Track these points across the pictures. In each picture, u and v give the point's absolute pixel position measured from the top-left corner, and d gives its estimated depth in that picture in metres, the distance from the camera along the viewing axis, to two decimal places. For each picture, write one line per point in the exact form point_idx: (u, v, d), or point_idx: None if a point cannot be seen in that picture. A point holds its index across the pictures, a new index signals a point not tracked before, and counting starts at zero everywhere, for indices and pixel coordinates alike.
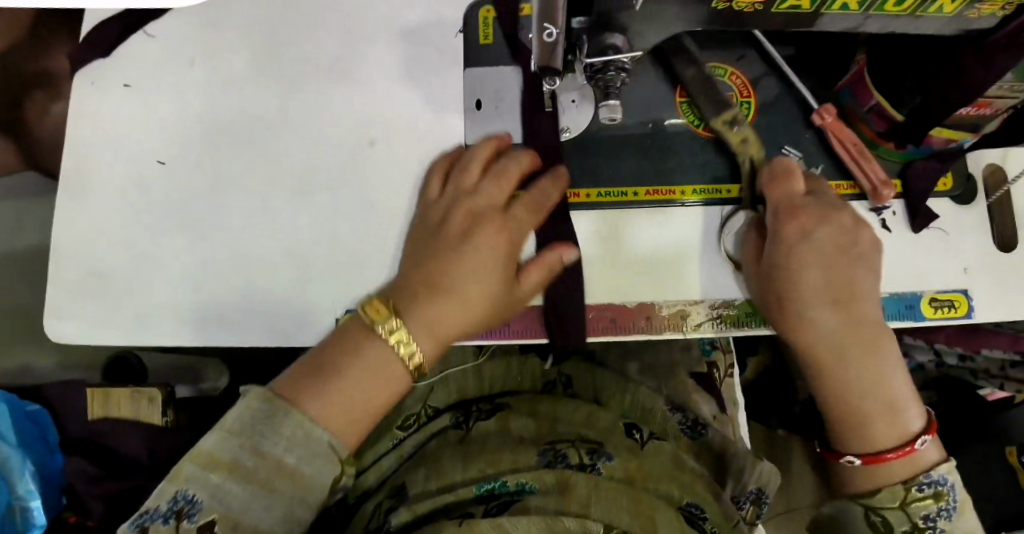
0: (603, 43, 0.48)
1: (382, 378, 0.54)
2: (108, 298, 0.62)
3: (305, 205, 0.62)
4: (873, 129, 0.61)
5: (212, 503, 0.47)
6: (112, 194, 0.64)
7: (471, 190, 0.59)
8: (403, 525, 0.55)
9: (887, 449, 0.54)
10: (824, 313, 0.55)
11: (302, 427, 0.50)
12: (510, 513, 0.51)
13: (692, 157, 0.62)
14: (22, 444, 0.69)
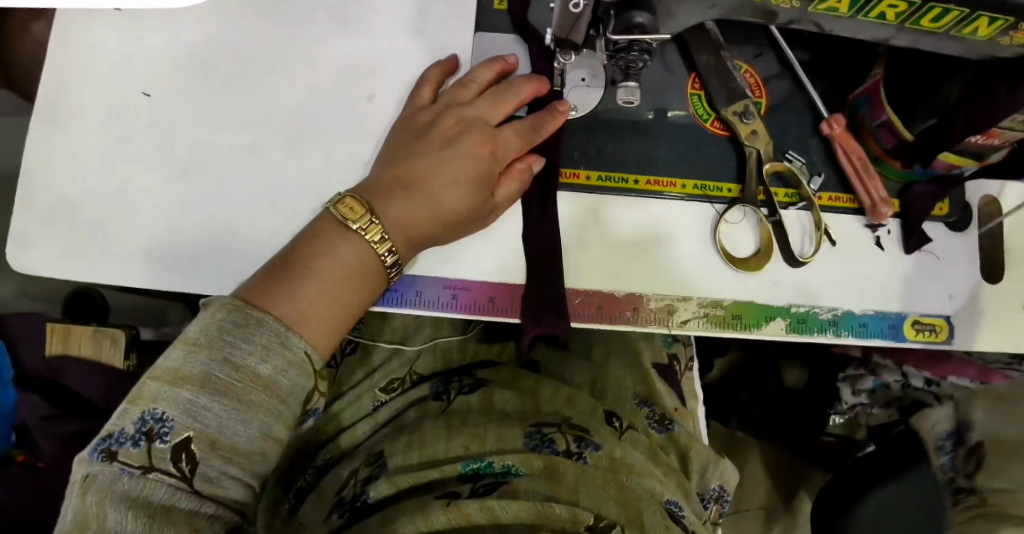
0: (627, 19, 0.45)
1: (354, 278, 0.50)
2: (78, 231, 0.59)
3: (293, 157, 0.59)
4: (881, 146, 0.59)
5: (186, 423, 0.42)
6: (91, 122, 0.61)
7: (466, 103, 0.56)
8: (383, 498, 0.54)
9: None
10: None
11: (274, 332, 0.45)
12: (498, 495, 0.50)
13: (698, 151, 0.60)
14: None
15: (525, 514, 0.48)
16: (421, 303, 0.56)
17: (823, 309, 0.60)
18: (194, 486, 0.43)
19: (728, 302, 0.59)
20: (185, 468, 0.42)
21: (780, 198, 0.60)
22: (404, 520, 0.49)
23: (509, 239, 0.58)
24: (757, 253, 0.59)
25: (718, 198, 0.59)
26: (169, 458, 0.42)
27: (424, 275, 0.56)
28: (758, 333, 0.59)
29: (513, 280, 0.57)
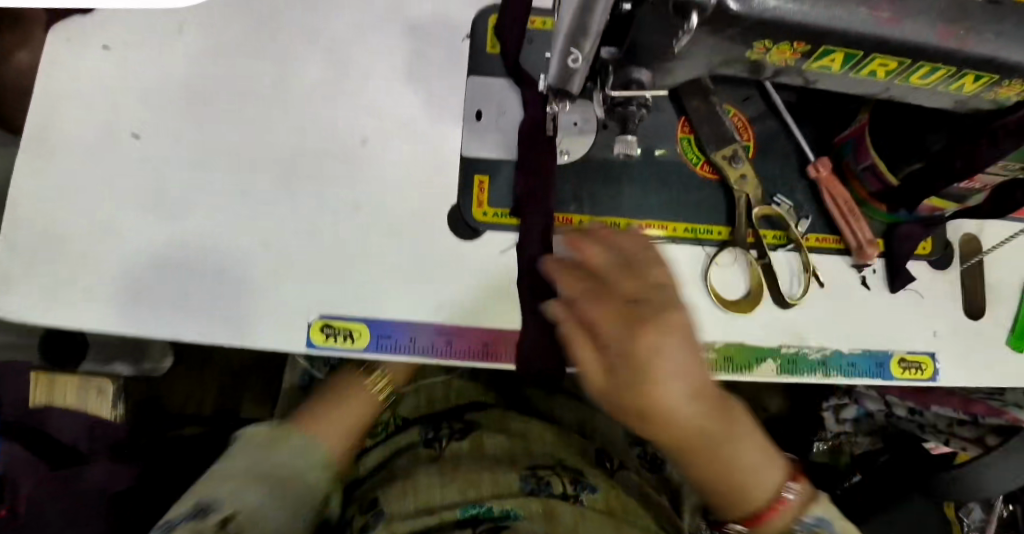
0: (626, 75, 0.43)
1: (357, 409, 0.66)
2: (62, 272, 0.58)
3: (282, 201, 0.58)
4: (867, 189, 0.61)
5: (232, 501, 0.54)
6: (77, 163, 0.60)
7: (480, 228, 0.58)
8: None
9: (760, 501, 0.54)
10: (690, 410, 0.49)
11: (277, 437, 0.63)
12: None
13: (687, 194, 0.60)
14: None
15: None
16: (414, 349, 0.56)
17: (811, 351, 0.61)
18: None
19: (719, 345, 0.59)
20: None
21: (768, 240, 0.61)
22: None
23: (503, 282, 0.58)
24: (747, 295, 0.60)
25: (708, 240, 0.60)
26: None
27: (418, 322, 0.56)
28: (748, 375, 0.59)
29: (507, 326, 0.57)
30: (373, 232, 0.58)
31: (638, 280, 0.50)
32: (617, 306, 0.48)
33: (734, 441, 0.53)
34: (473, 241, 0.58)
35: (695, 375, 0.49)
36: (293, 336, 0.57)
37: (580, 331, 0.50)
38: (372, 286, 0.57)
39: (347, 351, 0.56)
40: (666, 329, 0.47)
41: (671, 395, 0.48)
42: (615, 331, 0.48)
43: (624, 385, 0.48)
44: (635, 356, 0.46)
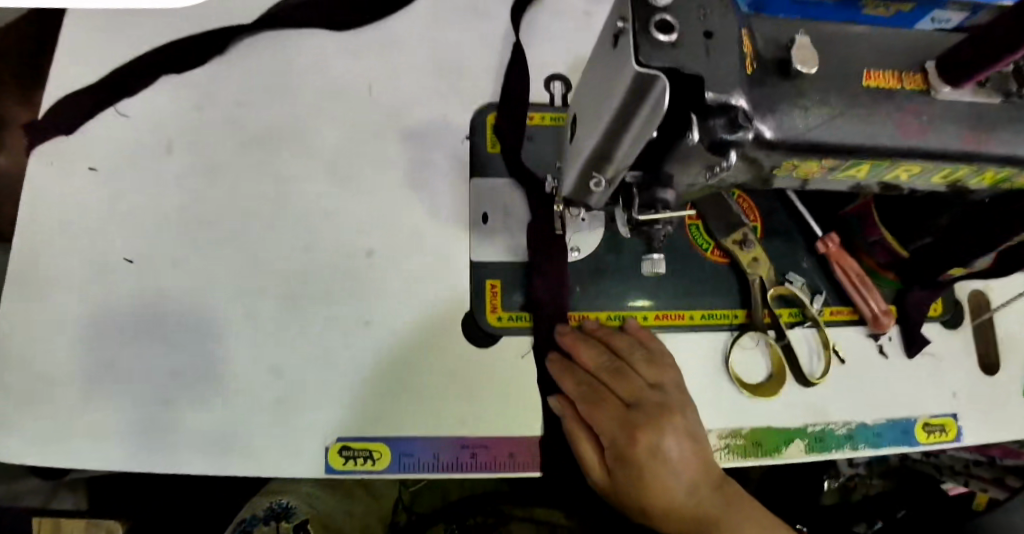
0: (651, 195, 0.42)
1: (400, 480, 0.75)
2: (61, 411, 0.55)
3: (291, 321, 0.57)
4: (876, 261, 0.61)
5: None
6: (70, 293, 0.58)
7: (493, 334, 0.57)
8: None
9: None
10: (691, 500, 0.51)
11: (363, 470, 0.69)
12: None
13: (700, 280, 0.60)
14: None
15: None
16: (439, 465, 0.54)
17: (837, 426, 0.61)
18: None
19: (746, 430, 0.58)
20: None
21: (784, 318, 0.61)
22: None
23: (524, 386, 0.56)
24: (769, 378, 0.59)
25: (725, 325, 0.59)
26: None
27: (440, 435, 0.55)
28: (778, 458, 0.58)
29: (532, 432, 0.56)
30: (388, 346, 0.56)
31: (635, 378, 0.53)
32: (614, 407, 0.52)
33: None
34: (489, 347, 0.57)
35: (694, 467, 0.51)
36: (311, 463, 0.54)
37: (581, 429, 0.53)
38: (389, 400, 0.55)
39: (368, 473, 0.54)
40: (661, 427, 0.50)
41: (671, 489, 0.50)
42: (614, 430, 0.51)
43: (624, 479, 0.51)
44: (630, 454, 0.50)
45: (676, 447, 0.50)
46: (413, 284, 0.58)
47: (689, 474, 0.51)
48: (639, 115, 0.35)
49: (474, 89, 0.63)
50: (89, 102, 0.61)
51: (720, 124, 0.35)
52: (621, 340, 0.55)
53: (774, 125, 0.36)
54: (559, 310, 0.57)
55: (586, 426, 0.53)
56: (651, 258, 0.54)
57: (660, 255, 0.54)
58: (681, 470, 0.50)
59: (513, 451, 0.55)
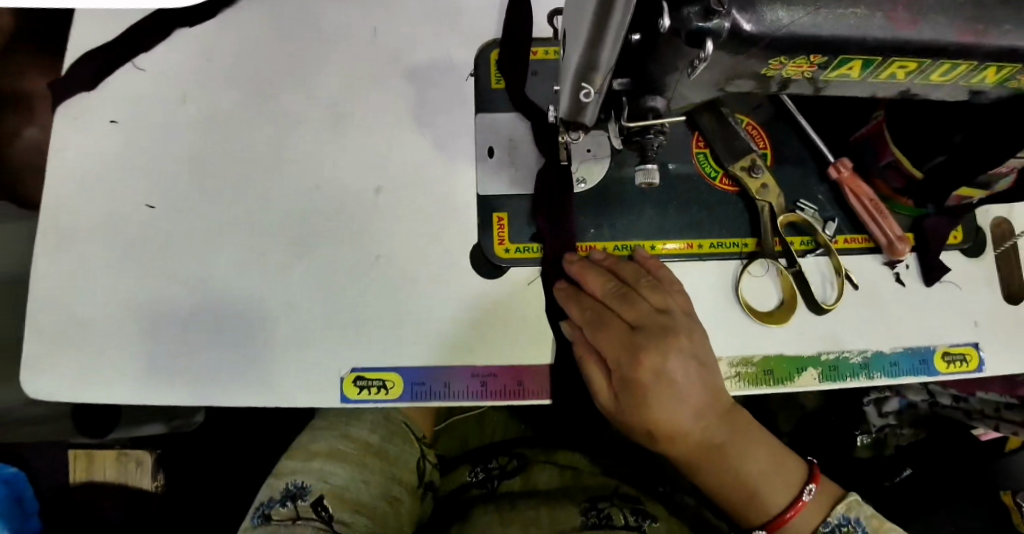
0: (642, 106, 0.44)
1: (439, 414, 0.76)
2: (90, 353, 0.58)
3: (301, 259, 0.58)
4: (891, 186, 0.60)
5: (322, 483, 0.59)
6: (97, 240, 0.60)
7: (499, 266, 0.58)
8: None
9: (783, 508, 0.53)
10: (697, 423, 0.52)
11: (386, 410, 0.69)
12: None
13: (709, 210, 0.60)
14: None
15: None
16: (449, 394, 0.55)
17: (851, 354, 0.60)
18: (334, 527, 0.55)
19: (758, 359, 0.58)
20: (324, 513, 0.56)
21: (796, 247, 0.60)
22: None
23: (530, 313, 0.57)
24: (780, 304, 0.59)
25: (735, 253, 0.59)
26: (311, 510, 0.56)
27: (450, 365, 0.56)
28: (791, 386, 0.58)
29: (541, 361, 0.56)
30: (397, 282, 0.57)
31: (640, 302, 0.53)
32: (619, 329, 0.52)
33: (747, 451, 0.53)
34: (495, 279, 0.57)
35: (699, 390, 0.51)
36: (326, 395, 0.56)
37: (589, 355, 0.53)
38: (400, 332, 0.56)
39: (381, 401, 0.56)
40: (665, 349, 0.51)
41: (676, 411, 0.51)
42: (619, 353, 0.52)
43: (630, 402, 0.51)
44: (635, 376, 0.51)
45: (680, 370, 0.51)
46: (422, 220, 0.59)
47: (694, 397, 0.51)
48: (616, 10, 0.35)
49: (478, 29, 0.63)
50: (105, 58, 0.63)
51: (694, 12, 0.36)
52: (626, 268, 0.55)
53: (752, 19, 0.36)
54: (566, 237, 0.57)
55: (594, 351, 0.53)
56: (645, 169, 0.53)
57: (653, 165, 0.52)
58: (687, 392, 0.51)
59: (521, 381, 0.56)
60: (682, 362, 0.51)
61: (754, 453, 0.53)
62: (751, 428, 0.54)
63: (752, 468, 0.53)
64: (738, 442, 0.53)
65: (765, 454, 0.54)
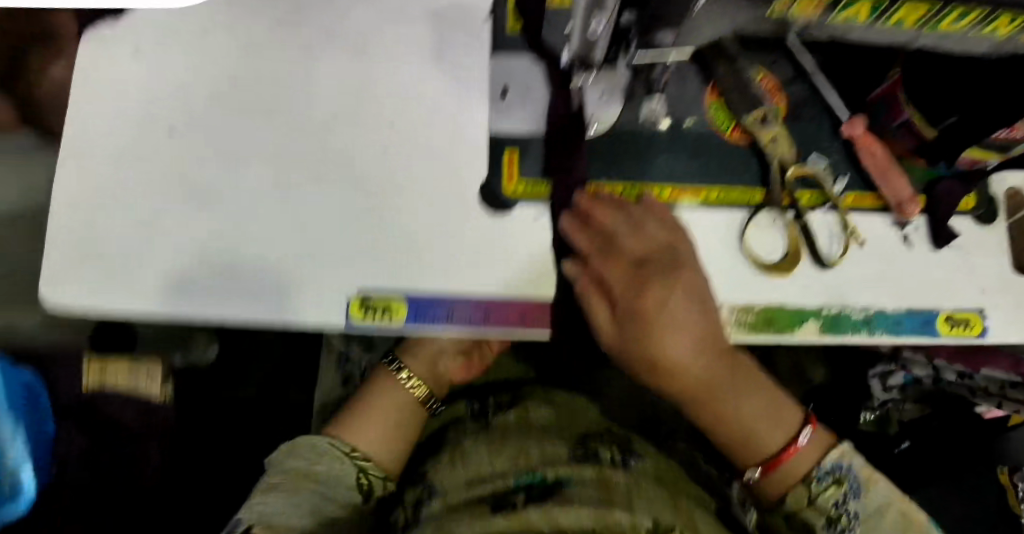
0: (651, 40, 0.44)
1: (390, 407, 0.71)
2: (106, 273, 0.58)
3: (314, 188, 0.59)
4: (903, 147, 0.60)
5: (258, 514, 0.57)
6: (115, 160, 0.60)
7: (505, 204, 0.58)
8: (455, 503, 0.59)
9: (778, 449, 0.57)
10: (701, 366, 0.54)
11: (309, 441, 0.65)
12: (552, 502, 0.54)
13: (718, 159, 0.60)
14: (14, 417, 0.61)
15: (589, 518, 0.52)
16: (452, 323, 0.57)
17: (853, 310, 0.60)
18: None
19: (759, 307, 0.58)
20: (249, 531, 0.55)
21: (805, 201, 0.60)
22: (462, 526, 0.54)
23: (535, 249, 0.58)
24: (785, 255, 0.59)
25: (743, 204, 0.59)
26: None
27: (454, 295, 0.57)
28: (790, 337, 0.58)
29: (544, 297, 0.57)
30: (406, 215, 0.58)
31: (626, 249, 0.55)
32: (630, 269, 0.55)
33: (746, 395, 0.57)
34: (502, 217, 0.58)
35: (702, 330, 0.54)
36: (334, 319, 0.57)
37: (595, 298, 0.55)
38: (408, 262, 0.58)
39: (386, 326, 0.57)
40: (674, 289, 0.53)
41: (677, 352, 0.53)
42: (624, 299, 0.54)
43: (638, 348, 0.54)
44: (641, 316, 0.53)
45: (688, 309, 0.53)
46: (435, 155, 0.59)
47: (702, 336, 0.54)
48: None
49: None
50: None
51: None
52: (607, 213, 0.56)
53: None
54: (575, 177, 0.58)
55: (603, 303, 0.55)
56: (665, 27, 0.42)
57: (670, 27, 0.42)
58: (693, 332, 0.54)
59: (523, 316, 0.57)
60: (691, 301, 0.54)
61: (751, 395, 0.57)
62: (749, 369, 0.57)
63: (747, 409, 0.57)
64: (739, 384, 0.57)
65: (761, 397, 0.58)
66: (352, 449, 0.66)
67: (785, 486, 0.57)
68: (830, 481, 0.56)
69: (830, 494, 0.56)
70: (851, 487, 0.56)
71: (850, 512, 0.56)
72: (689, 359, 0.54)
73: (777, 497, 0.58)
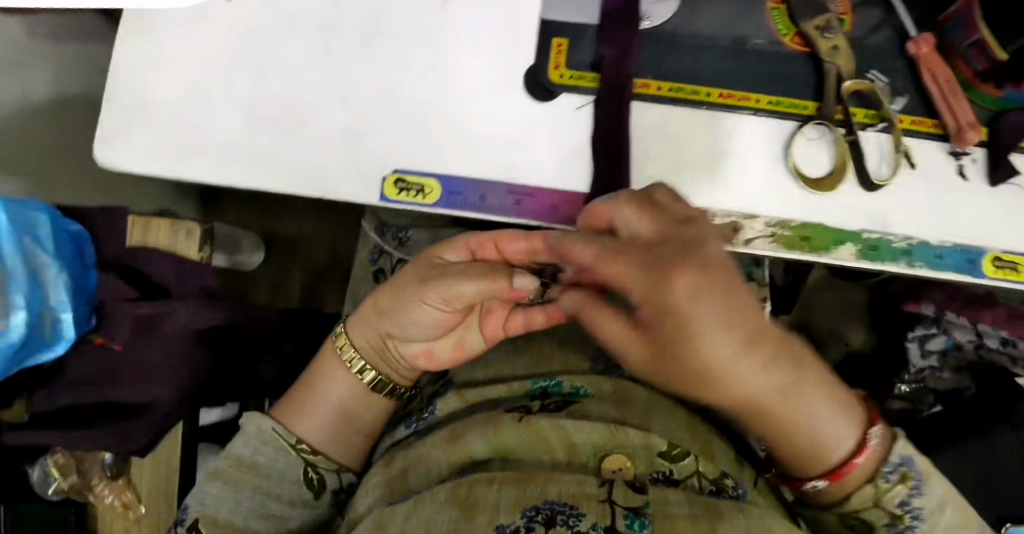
0: None
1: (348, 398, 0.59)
2: (158, 129, 0.59)
3: (360, 60, 0.59)
4: (972, 68, 0.57)
5: (202, 503, 0.53)
6: (174, 18, 0.61)
7: (550, 92, 0.58)
8: (450, 413, 0.52)
9: (839, 462, 0.49)
10: (744, 370, 0.41)
11: (255, 422, 0.55)
12: (567, 413, 0.48)
13: (775, 65, 0.58)
14: (60, 258, 0.65)
15: (597, 440, 0.46)
16: (485, 207, 0.57)
17: (895, 237, 0.58)
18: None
19: (796, 224, 0.57)
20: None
21: (858, 119, 0.58)
22: (473, 433, 0.48)
23: (573, 139, 0.58)
24: (830, 173, 0.57)
25: (793, 114, 0.57)
26: None
27: (491, 179, 0.57)
28: (827, 256, 0.57)
29: (579, 188, 0.57)
30: (449, 94, 0.58)
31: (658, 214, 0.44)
32: (634, 250, 0.42)
33: (809, 394, 0.46)
34: (547, 103, 0.58)
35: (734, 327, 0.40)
36: (367, 189, 0.58)
37: (600, 311, 0.45)
38: (447, 142, 0.58)
39: (417, 205, 0.57)
40: (693, 274, 0.39)
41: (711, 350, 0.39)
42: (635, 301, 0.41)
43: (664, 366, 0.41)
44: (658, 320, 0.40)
45: (716, 299, 0.39)
46: (485, 38, 0.59)
47: (746, 322, 0.40)
48: None
49: None
50: None
51: None
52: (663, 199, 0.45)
53: None
54: (622, 76, 0.56)
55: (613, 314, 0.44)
56: None
57: None
58: (730, 333, 0.40)
59: (553, 207, 0.57)
60: (716, 286, 0.39)
61: (809, 406, 0.46)
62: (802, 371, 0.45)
63: (802, 420, 0.46)
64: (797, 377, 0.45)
65: (830, 402, 0.47)
66: (296, 442, 0.56)
67: (843, 490, 0.50)
68: (894, 479, 0.49)
69: (893, 493, 0.49)
70: (917, 484, 0.49)
71: (914, 510, 0.49)
72: (730, 370, 0.41)
73: (837, 500, 0.51)
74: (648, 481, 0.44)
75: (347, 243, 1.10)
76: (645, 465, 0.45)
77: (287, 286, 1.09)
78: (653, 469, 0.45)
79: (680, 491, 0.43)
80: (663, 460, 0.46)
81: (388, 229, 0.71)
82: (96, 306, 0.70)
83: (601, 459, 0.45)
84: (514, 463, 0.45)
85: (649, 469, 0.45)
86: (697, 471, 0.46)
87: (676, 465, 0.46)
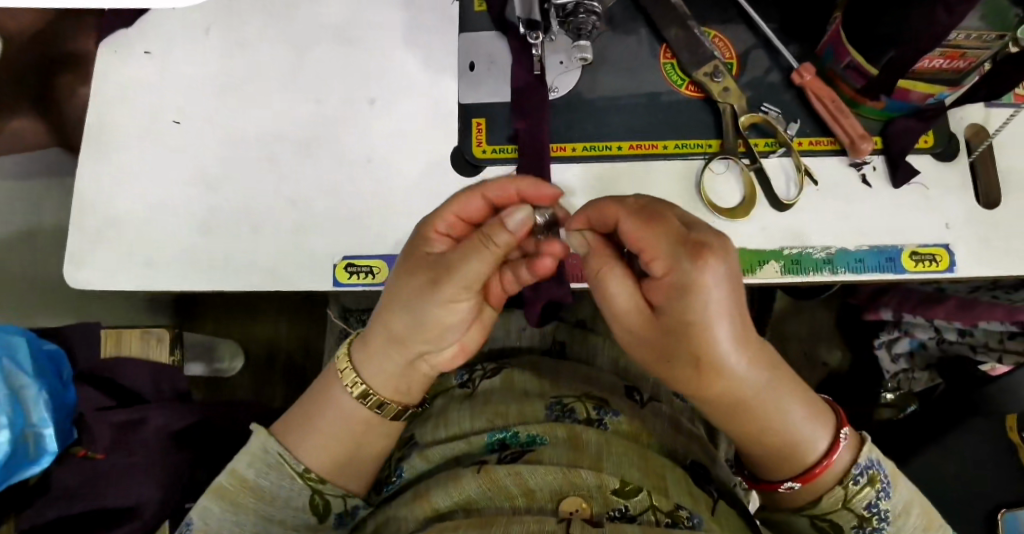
0: None
1: (346, 433, 0.53)
2: (130, 242, 0.64)
3: (305, 162, 0.65)
4: (853, 87, 0.62)
5: (206, 522, 0.49)
6: (129, 146, 0.66)
7: (476, 166, 0.64)
8: (416, 476, 0.55)
9: (810, 462, 0.47)
10: (745, 369, 0.44)
11: (258, 442, 0.51)
12: (524, 461, 0.51)
13: (674, 113, 0.64)
14: (37, 375, 0.65)
15: (553, 481, 0.49)
16: None
17: (814, 249, 0.62)
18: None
19: None
20: None
21: (760, 148, 0.64)
22: (434, 491, 0.51)
23: None
24: (741, 201, 0.62)
25: (698, 153, 0.63)
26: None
27: None
28: (751, 276, 0.61)
29: None
30: (385, 182, 0.64)
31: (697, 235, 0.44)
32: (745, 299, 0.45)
33: (785, 388, 0.47)
34: (474, 176, 0.64)
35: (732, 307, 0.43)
36: (322, 278, 0.62)
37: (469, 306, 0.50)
38: (389, 226, 0.63)
39: (369, 285, 0.62)
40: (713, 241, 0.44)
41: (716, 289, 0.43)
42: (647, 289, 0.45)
43: (670, 342, 0.44)
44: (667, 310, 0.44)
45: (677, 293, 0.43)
46: (410, 126, 0.65)
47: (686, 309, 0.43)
48: None
49: None
50: None
51: None
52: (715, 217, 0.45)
53: None
54: (540, 140, 0.63)
55: (616, 262, 0.46)
56: None
57: None
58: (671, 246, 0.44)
59: None
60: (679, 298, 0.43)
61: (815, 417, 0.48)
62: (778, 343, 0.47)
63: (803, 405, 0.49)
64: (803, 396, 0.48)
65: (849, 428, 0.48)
66: (304, 470, 0.51)
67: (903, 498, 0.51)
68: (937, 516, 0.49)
69: (861, 496, 0.46)
70: (885, 486, 0.46)
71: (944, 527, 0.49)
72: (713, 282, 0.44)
73: (803, 503, 0.48)
74: (605, 520, 0.47)
75: (318, 339, 1.13)
76: (599, 503, 0.47)
77: (270, 391, 1.13)
78: (609, 507, 0.48)
79: (635, 527, 0.46)
80: (618, 497, 0.48)
81: (350, 312, 0.75)
82: (78, 420, 0.68)
83: (557, 504, 0.47)
84: (476, 515, 0.48)
85: (605, 507, 0.48)
86: (652, 504, 0.48)
87: (630, 501, 0.48)
